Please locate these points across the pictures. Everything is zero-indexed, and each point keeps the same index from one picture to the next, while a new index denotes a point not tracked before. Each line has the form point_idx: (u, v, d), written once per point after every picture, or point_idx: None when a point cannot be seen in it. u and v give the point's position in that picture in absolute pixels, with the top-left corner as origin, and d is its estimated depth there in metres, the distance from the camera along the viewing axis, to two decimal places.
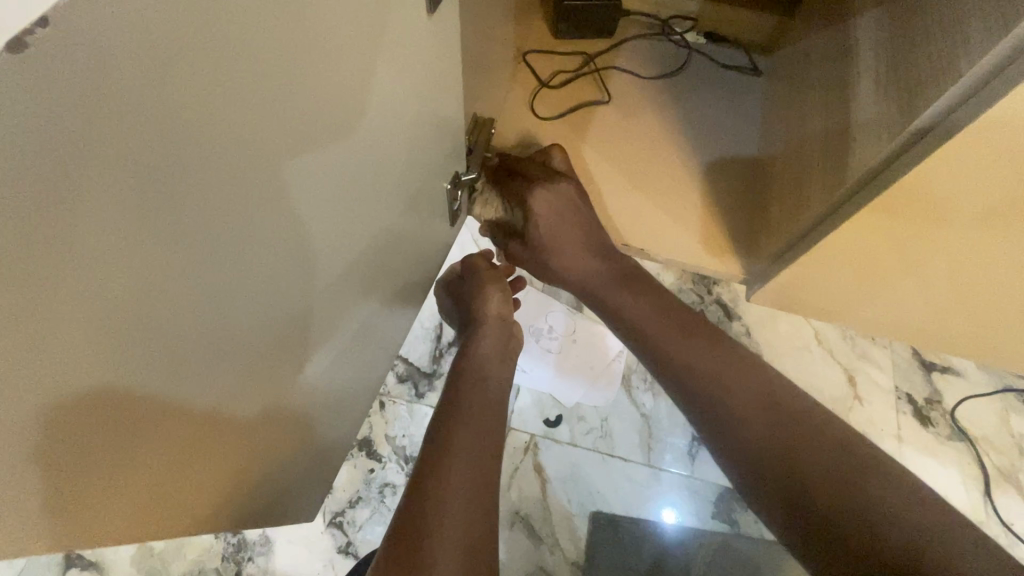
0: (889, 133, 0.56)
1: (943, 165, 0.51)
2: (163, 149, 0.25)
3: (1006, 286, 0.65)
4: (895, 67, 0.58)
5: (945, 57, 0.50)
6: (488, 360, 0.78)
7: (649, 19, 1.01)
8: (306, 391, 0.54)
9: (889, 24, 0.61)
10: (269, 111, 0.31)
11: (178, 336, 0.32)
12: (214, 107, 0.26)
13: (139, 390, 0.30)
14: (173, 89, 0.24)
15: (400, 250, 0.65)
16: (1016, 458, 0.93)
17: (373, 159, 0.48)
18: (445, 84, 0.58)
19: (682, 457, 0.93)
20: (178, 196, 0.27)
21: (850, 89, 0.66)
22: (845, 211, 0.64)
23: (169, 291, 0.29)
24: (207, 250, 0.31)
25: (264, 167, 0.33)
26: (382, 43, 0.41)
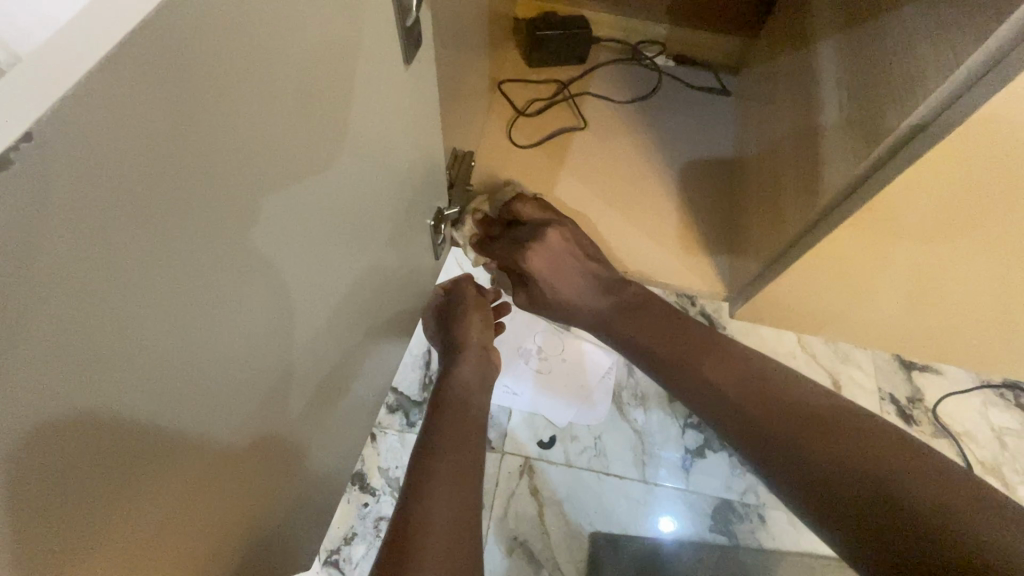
0: (857, 153, 0.59)
1: (908, 180, 0.54)
2: (138, 201, 0.25)
3: (975, 285, 0.68)
4: (858, 86, 0.61)
5: (903, 82, 0.53)
6: (470, 387, 0.77)
7: (621, 45, 1.04)
8: (294, 434, 0.53)
9: (849, 48, 0.64)
10: (244, 166, 0.31)
11: (161, 387, 0.31)
12: (186, 154, 0.27)
13: (122, 451, 0.30)
14: (143, 157, 0.24)
15: (387, 283, 0.64)
16: (998, 451, 0.96)
17: (356, 201, 0.49)
18: (425, 118, 0.59)
19: (677, 470, 0.94)
20: (154, 247, 0.27)
21: (816, 108, 0.69)
22: (822, 226, 0.66)
23: (151, 351, 0.29)
24: (189, 296, 0.31)
25: (244, 209, 0.33)
26: (361, 91, 0.42)
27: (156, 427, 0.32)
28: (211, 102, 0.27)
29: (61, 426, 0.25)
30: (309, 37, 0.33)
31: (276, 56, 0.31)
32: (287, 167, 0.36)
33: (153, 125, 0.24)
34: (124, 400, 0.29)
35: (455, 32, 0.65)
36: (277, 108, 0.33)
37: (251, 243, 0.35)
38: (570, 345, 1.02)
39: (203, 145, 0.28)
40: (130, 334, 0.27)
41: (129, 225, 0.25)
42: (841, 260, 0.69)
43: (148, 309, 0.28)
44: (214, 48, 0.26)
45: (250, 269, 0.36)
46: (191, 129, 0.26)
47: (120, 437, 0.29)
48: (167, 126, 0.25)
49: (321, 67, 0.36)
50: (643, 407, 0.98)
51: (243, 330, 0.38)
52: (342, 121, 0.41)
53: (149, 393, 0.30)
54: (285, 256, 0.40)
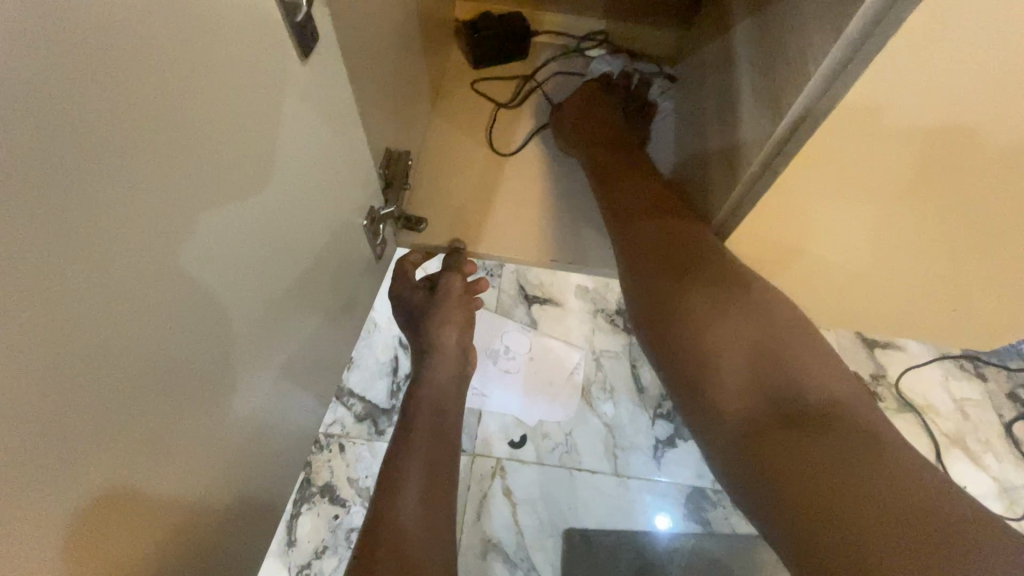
0: (768, 130, 0.60)
1: (823, 153, 0.55)
2: (31, 203, 0.24)
3: (915, 258, 0.70)
4: (767, 66, 0.62)
5: (805, 59, 0.55)
6: (446, 391, 0.73)
7: (562, 40, 1.05)
8: (244, 447, 0.52)
9: (759, 30, 0.65)
10: (166, 167, 0.32)
11: (90, 398, 0.30)
12: (96, 154, 0.27)
13: (65, 461, 0.30)
14: (46, 160, 0.25)
15: (326, 286, 0.64)
16: (961, 422, 0.98)
17: (290, 204, 0.49)
18: (357, 120, 0.59)
19: (648, 461, 0.94)
20: (61, 253, 0.26)
21: (735, 91, 0.71)
22: (745, 204, 0.66)
23: (80, 358, 0.29)
24: (110, 301, 0.30)
25: (165, 213, 0.33)
26: (281, 95, 0.42)
27: (88, 442, 0.31)
28: (121, 99, 0.27)
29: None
30: (224, 40, 0.34)
31: (182, 58, 0.31)
32: (211, 169, 0.36)
33: (38, 127, 0.24)
34: (44, 413, 0.28)
35: (392, 34, 0.65)
36: (190, 112, 0.33)
37: (179, 250, 0.35)
38: (538, 343, 1.02)
39: (116, 146, 0.28)
40: (53, 340, 0.27)
41: (25, 227, 0.24)
42: (786, 242, 0.70)
43: (72, 312, 0.28)
44: (115, 50, 0.27)
45: (179, 276, 0.35)
46: (98, 131, 0.27)
47: (48, 450, 0.29)
48: (57, 127, 0.25)
49: (241, 66, 0.36)
50: (613, 400, 0.98)
51: (177, 338, 0.37)
52: (266, 125, 0.41)
53: (76, 405, 0.30)
54: (222, 263, 0.40)
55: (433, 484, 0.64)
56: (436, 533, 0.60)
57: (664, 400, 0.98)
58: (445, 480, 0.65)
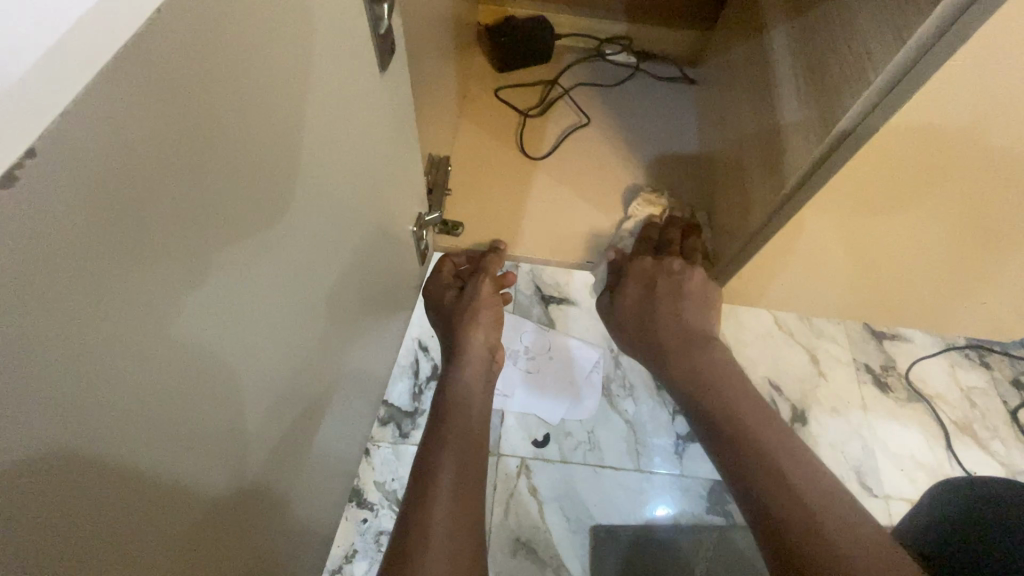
0: (815, 137, 0.62)
1: (868, 158, 0.57)
2: (106, 205, 0.24)
3: (934, 252, 0.72)
4: (813, 71, 0.63)
5: (854, 66, 0.56)
6: (472, 388, 0.73)
7: (585, 43, 1.06)
8: (292, 453, 0.53)
9: (800, 36, 0.67)
10: (220, 174, 0.32)
11: (147, 403, 0.30)
12: (165, 163, 0.27)
13: (127, 468, 0.30)
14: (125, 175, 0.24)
15: (372, 294, 0.64)
16: (968, 410, 1.01)
17: (335, 208, 0.49)
18: (400, 125, 0.59)
19: (669, 456, 0.95)
20: (131, 254, 0.26)
21: (774, 95, 0.72)
22: (791, 207, 0.68)
23: (143, 367, 0.29)
24: (168, 303, 0.30)
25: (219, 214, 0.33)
26: (328, 101, 0.42)
27: (146, 445, 0.31)
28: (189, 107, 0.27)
29: (44, 444, 0.24)
30: (277, 46, 0.34)
31: (244, 61, 0.31)
32: (261, 173, 0.36)
33: (122, 132, 0.24)
34: (108, 417, 0.28)
35: (421, 39, 0.65)
36: (247, 117, 0.33)
37: (229, 252, 0.35)
38: (555, 343, 1.03)
39: (181, 156, 0.28)
40: (121, 349, 0.27)
41: (101, 230, 0.24)
42: (809, 238, 0.72)
43: (139, 320, 0.28)
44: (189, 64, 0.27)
45: (230, 278, 0.35)
46: (166, 142, 0.27)
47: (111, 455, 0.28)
48: (139, 132, 0.25)
49: (290, 74, 0.36)
50: (633, 397, 1.00)
51: (229, 343, 0.37)
52: (317, 129, 0.42)
53: (136, 407, 0.29)
54: (265, 266, 0.40)
55: (468, 481, 0.63)
56: (472, 529, 0.60)
57: None
58: (476, 475, 0.65)
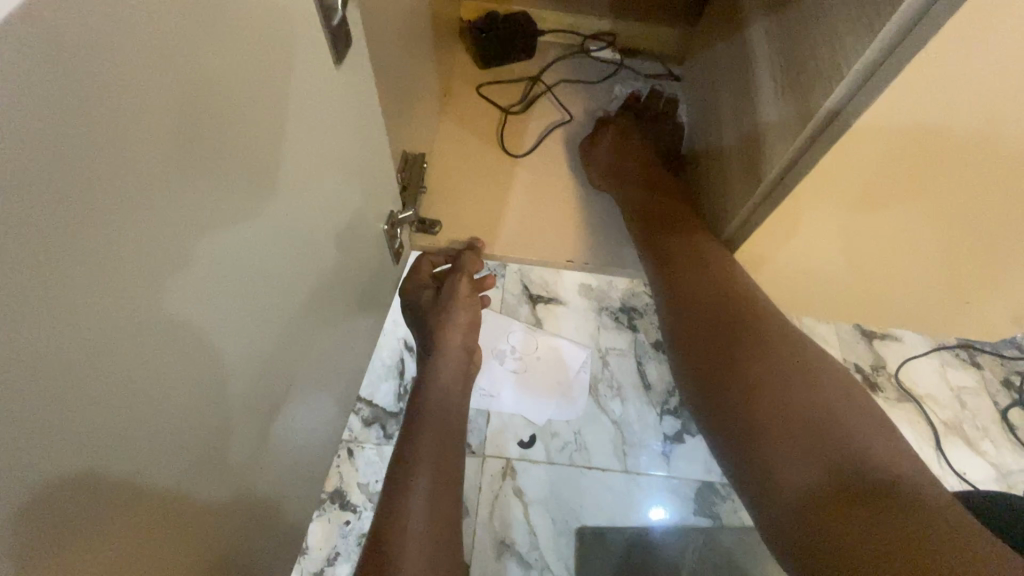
0: (793, 132, 0.61)
1: (846, 155, 0.57)
2: (48, 208, 0.23)
3: (923, 251, 0.71)
4: (789, 65, 0.63)
5: (829, 61, 0.55)
6: (452, 388, 0.72)
7: (569, 39, 1.05)
8: (263, 455, 0.52)
9: (777, 30, 0.66)
10: (182, 173, 0.31)
11: (103, 406, 0.29)
12: (120, 160, 0.26)
13: (86, 477, 0.29)
14: (68, 173, 0.24)
15: (344, 292, 0.63)
16: (958, 410, 1.00)
17: (308, 208, 0.48)
18: (375, 123, 0.59)
19: (656, 457, 0.95)
20: (73, 251, 0.25)
21: (753, 89, 0.71)
22: (773, 202, 0.67)
23: (102, 371, 0.28)
24: (122, 302, 0.28)
25: (178, 210, 0.31)
26: (297, 98, 0.41)
27: (103, 450, 0.30)
28: (143, 102, 0.27)
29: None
30: (240, 42, 0.33)
31: (202, 56, 0.30)
32: (223, 168, 0.35)
33: (59, 122, 0.23)
34: (56, 421, 0.26)
35: (400, 36, 0.64)
36: (208, 114, 0.32)
37: (194, 249, 0.33)
38: (542, 342, 1.03)
39: (137, 156, 0.27)
40: (77, 356, 0.26)
41: (38, 223, 0.23)
42: (794, 237, 0.71)
43: (98, 323, 0.27)
44: (140, 58, 0.26)
45: (198, 276, 0.34)
46: (121, 140, 0.26)
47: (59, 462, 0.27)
48: (78, 122, 0.23)
49: (254, 68, 0.35)
50: (620, 398, 0.99)
51: (195, 343, 0.36)
52: (285, 126, 0.41)
53: (87, 411, 0.28)
54: (235, 269, 0.39)
55: (444, 482, 0.62)
56: (447, 531, 0.59)
57: (670, 396, 0.99)
58: (451, 475, 0.64)
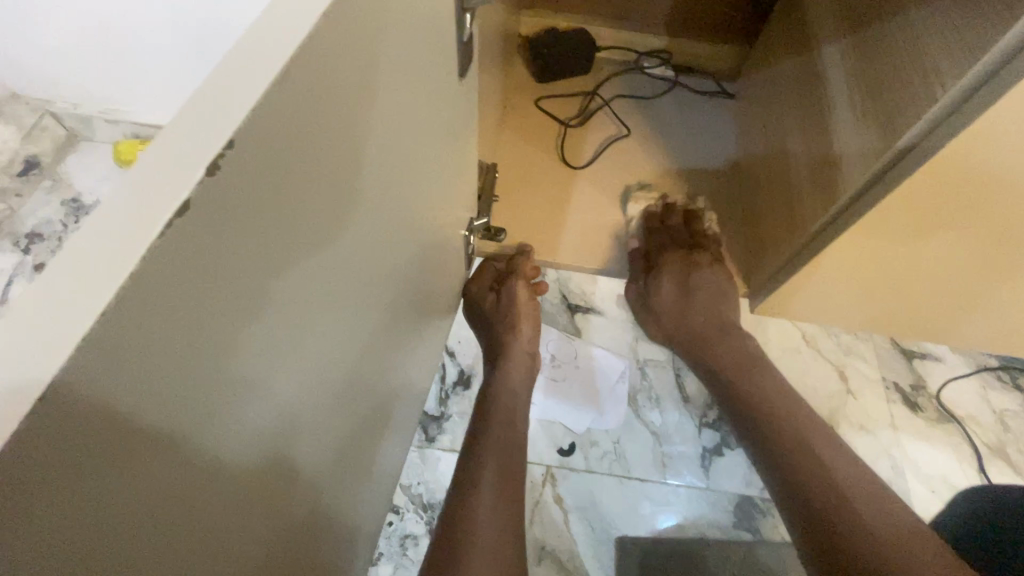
0: (873, 154, 0.62)
1: (925, 179, 0.58)
2: (251, 207, 0.25)
3: (984, 276, 0.71)
4: (869, 88, 0.64)
5: (917, 84, 0.56)
6: (514, 392, 0.73)
7: (624, 56, 1.08)
8: (349, 452, 0.53)
9: (853, 53, 0.68)
10: (333, 177, 0.33)
11: (248, 394, 0.30)
12: (297, 164, 0.28)
13: (233, 460, 0.30)
14: (265, 176, 0.25)
15: (424, 296, 0.65)
16: (1001, 433, 0.99)
17: (407, 213, 0.50)
18: (461, 133, 0.61)
19: (695, 468, 0.95)
20: (257, 244, 0.26)
21: (825, 109, 0.73)
22: (843, 222, 0.68)
23: (259, 360, 0.30)
24: (271, 296, 0.29)
25: (319, 211, 0.32)
26: (415, 107, 0.43)
27: (240, 440, 0.30)
28: (319, 110, 0.28)
29: (177, 431, 0.24)
30: (385, 56, 0.35)
31: (361, 67, 0.32)
32: (359, 171, 0.36)
33: (268, 129, 0.24)
34: (213, 411, 0.27)
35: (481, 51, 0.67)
36: (356, 123, 0.33)
37: (325, 249, 0.34)
38: (581, 352, 1.04)
39: (308, 161, 0.29)
40: (246, 345, 0.28)
41: (233, 217, 0.24)
42: (852, 256, 0.72)
43: (262, 316, 0.29)
44: (323, 72, 0.28)
45: (323, 273, 0.35)
46: (302, 146, 0.28)
47: (210, 449, 0.27)
48: (276, 129, 0.25)
49: (389, 79, 0.37)
50: (659, 408, 0.99)
51: (319, 337, 0.37)
52: (404, 134, 0.43)
53: (244, 399, 0.29)
54: (353, 269, 0.41)
55: (511, 483, 0.64)
56: (514, 530, 0.60)
57: (710, 409, 0.99)
58: (518, 478, 0.65)
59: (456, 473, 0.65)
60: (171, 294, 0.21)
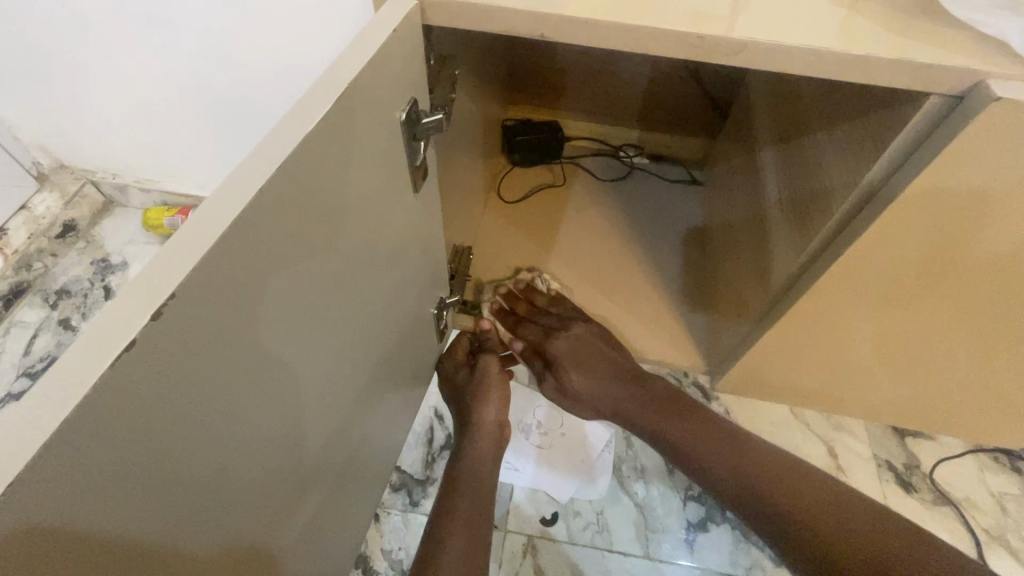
0: (797, 248, 0.66)
1: (845, 278, 0.61)
2: (209, 315, 0.31)
3: (956, 363, 0.71)
4: (794, 188, 0.69)
5: (825, 189, 0.61)
6: (484, 461, 0.75)
7: (598, 146, 1.16)
8: (313, 520, 0.56)
9: (783, 154, 0.74)
10: (299, 277, 0.38)
11: (195, 471, 0.34)
12: (260, 271, 0.34)
13: (179, 527, 0.34)
14: (226, 287, 0.31)
15: (397, 368, 0.69)
16: (1001, 518, 0.96)
17: (381, 295, 0.56)
18: (435, 222, 0.67)
19: (679, 544, 0.94)
20: (215, 344, 0.32)
21: (763, 202, 0.78)
22: (777, 309, 0.71)
23: (209, 436, 0.34)
24: (218, 386, 0.33)
25: (276, 309, 0.37)
26: (386, 212, 0.50)
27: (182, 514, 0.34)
28: (283, 228, 0.35)
29: (117, 502, 0.29)
30: (353, 180, 0.41)
31: (327, 190, 0.38)
32: (326, 267, 0.42)
33: (228, 254, 0.30)
34: (147, 488, 0.31)
35: (461, 148, 0.74)
36: (324, 233, 0.40)
37: (283, 338, 0.39)
38: (568, 419, 1.05)
39: (270, 271, 0.35)
40: (197, 425, 0.33)
41: (189, 326, 0.29)
42: (814, 343, 0.74)
43: (213, 402, 0.33)
44: (285, 203, 0.34)
45: (280, 361, 0.39)
46: (265, 259, 0.34)
47: (141, 525, 0.31)
48: (239, 251, 0.31)
49: (357, 196, 0.43)
50: (644, 479, 0.99)
51: (280, 413, 0.42)
52: (374, 232, 0.49)
53: (193, 473, 0.34)
54: (321, 348, 0.45)
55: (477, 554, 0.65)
56: None
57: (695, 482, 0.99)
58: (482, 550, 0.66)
59: (422, 542, 0.66)
60: (125, 391, 0.27)
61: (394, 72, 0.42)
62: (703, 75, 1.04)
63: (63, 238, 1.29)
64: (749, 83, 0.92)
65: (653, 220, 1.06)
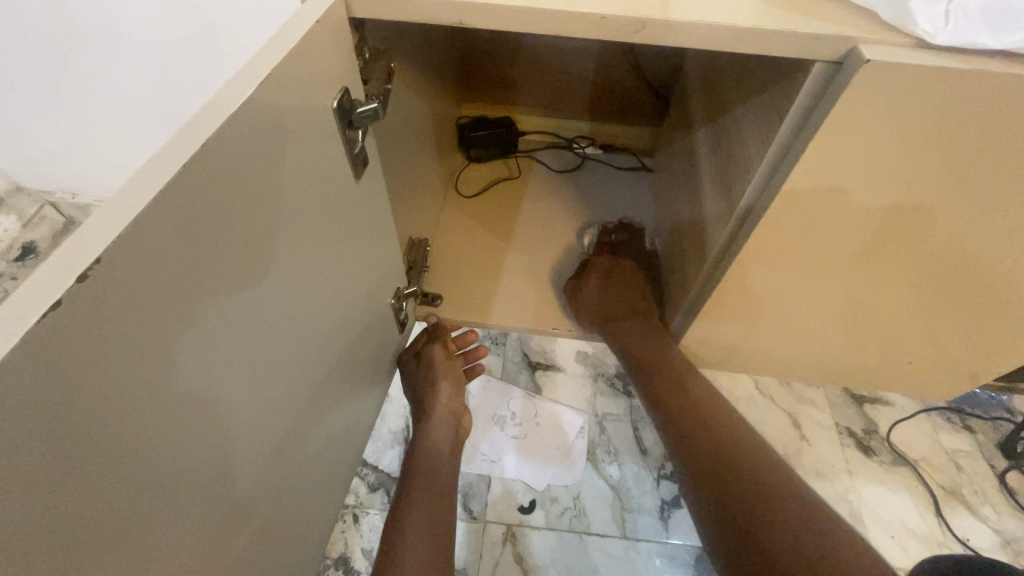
0: (726, 217, 0.69)
1: (767, 241, 0.64)
2: (154, 295, 0.32)
3: (894, 325, 0.75)
4: (723, 163, 0.72)
5: (745, 159, 0.64)
6: (442, 447, 0.78)
7: (553, 139, 1.20)
8: (279, 512, 0.57)
9: (713, 133, 0.78)
10: (242, 259, 0.40)
11: (153, 456, 0.35)
12: (201, 252, 0.35)
13: (140, 512, 0.35)
14: (167, 266, 0.32)
15: (356, 359, 0.70)
16: (954, 474, 1.01)
17: (331, 284, 0.57)
18: (385, 214, 0.69)
19: (654, 522, 0.96)
20: (164, 326, 0.33)
21: (700, 179, 0.82)
22: (715, 277, 0.74)
23: (166, 421, 0.35)
24: (169, 367, 0.34)
25: (221, 294, 0.38)
26: (328, 201, 0.52)
27: (136, 498, 0.34)
28: (223, 209, 0.36)
29: (76, 483, 0.29)
30: (288, 167, 0.43)
31: (262, 176, 0.40)
32: (269, 253, 0.43)
33: (168, 231, 0.32)
34: (106, 468, 0.31)
35: (410, 143, 0.76)
36: (263, 218, 0.41)
37: (229, 319, 0.39)
38: (542, 409, 1.07)
39: (211, 253, 0.36)
40: (151, 408, 0.34)
41: (134, 306, 0.30)
42: (761, 312, 0.77)
43: (165, 384, 0.34)
44: (220, 184, 0.35)
45: (228, 345, 0.40)
46: (204, 240, 0.35)
47: (101, 508, 0.32)
48: (177, 230, 0.32)
49: (295, 183, 0.45)
50: (617, 462, 1.02)
51: (235, 399, 0.43)
52: (317, 220, 0.50)
53: (152, 457, 0.35)
54: (271, 332, 0.47)
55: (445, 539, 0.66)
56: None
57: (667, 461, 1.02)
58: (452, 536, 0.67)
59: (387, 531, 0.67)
60: (74, 366, 0.28)
61: (320, 62, 0.44)
62: (644, 66, 1.08)
63: (22, 261, 1.25)
64: (687, 69, 0.97)
65: (609, 208, 1.10)
